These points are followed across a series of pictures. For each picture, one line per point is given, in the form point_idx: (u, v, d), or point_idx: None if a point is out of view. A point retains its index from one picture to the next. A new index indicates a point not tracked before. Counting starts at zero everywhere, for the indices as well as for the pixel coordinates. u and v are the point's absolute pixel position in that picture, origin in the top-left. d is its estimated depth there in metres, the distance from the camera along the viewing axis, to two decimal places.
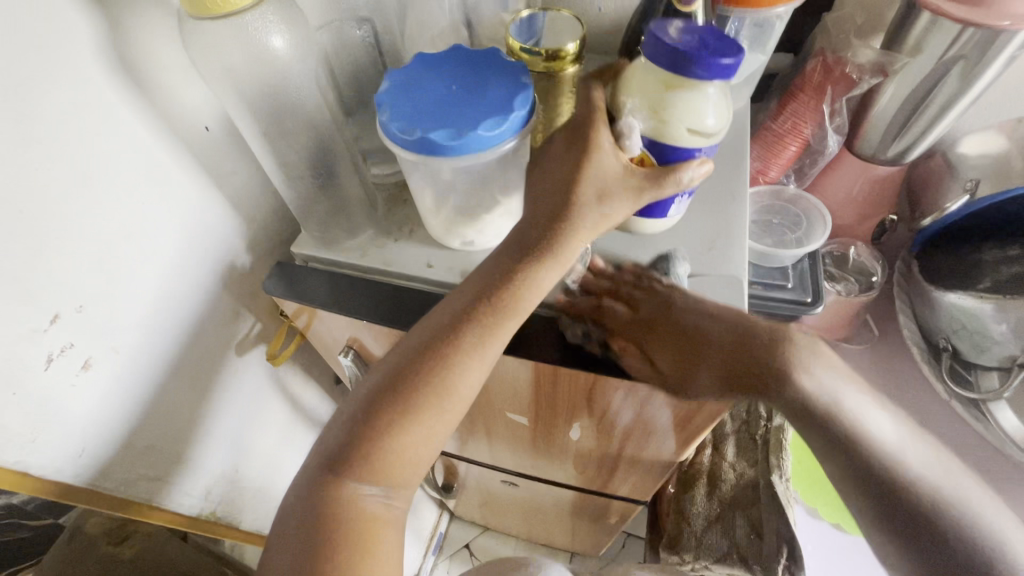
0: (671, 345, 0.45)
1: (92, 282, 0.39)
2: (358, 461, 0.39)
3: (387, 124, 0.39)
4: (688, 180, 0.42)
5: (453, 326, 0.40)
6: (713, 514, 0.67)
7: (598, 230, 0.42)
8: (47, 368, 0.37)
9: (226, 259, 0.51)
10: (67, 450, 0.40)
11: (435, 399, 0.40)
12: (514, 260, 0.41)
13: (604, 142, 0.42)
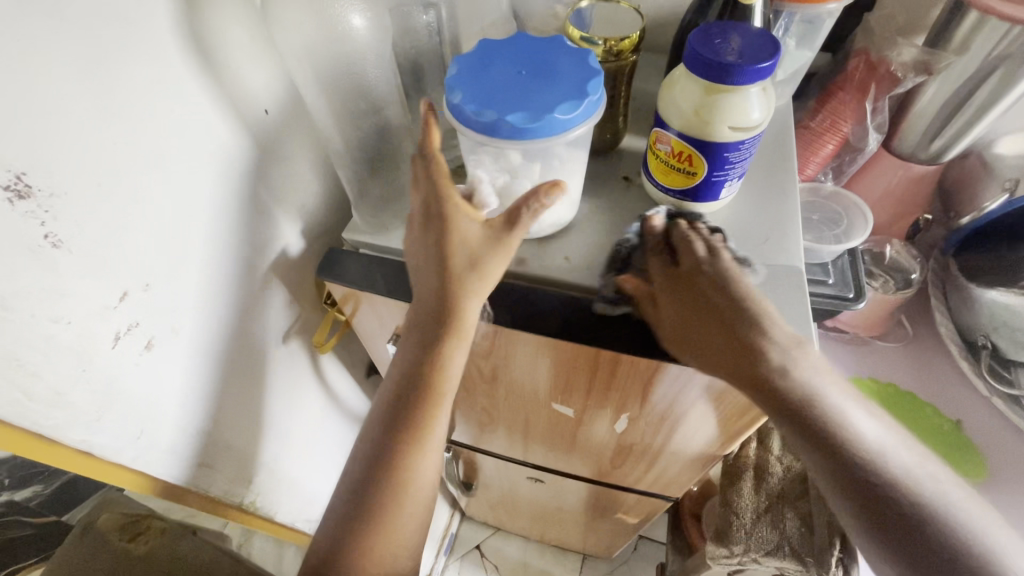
0: (689, 301, 0.45)
1: (158, 261, 0.38)
2: (376, 518, 0.46)
3: (459, 107, 0.39)
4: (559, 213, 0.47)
5: (398, 416, 0.46)
6: (761, 507, 0.67)
7: (487, 289, 0.42)
8: (114, 347, 0.36)
9: (278, 246, 0.51)
10: (126, 433, 0.40)
11: (411, 460, 0.47)
12: (425, 344, 0.44)
13: (461, 216, 0.42)
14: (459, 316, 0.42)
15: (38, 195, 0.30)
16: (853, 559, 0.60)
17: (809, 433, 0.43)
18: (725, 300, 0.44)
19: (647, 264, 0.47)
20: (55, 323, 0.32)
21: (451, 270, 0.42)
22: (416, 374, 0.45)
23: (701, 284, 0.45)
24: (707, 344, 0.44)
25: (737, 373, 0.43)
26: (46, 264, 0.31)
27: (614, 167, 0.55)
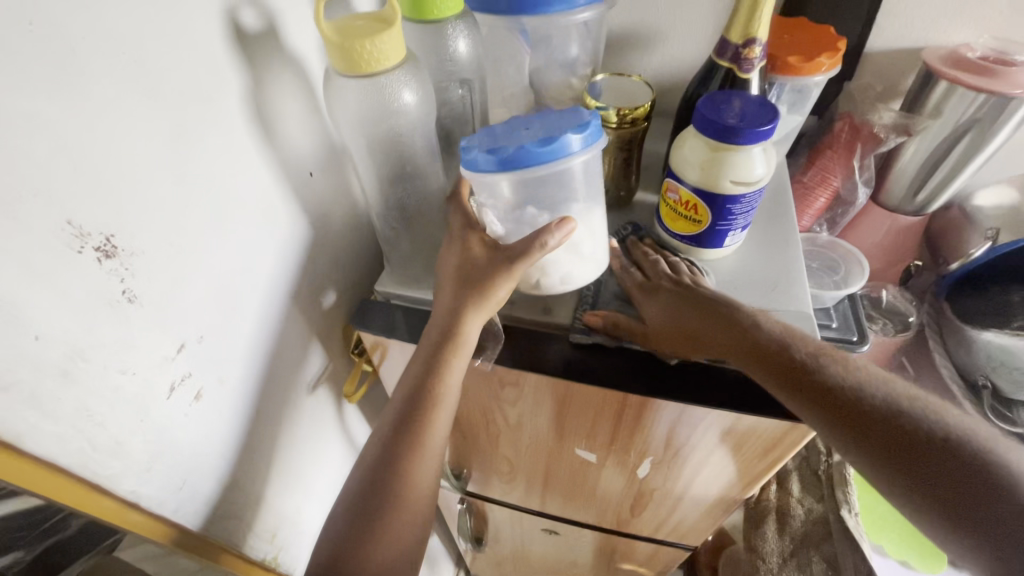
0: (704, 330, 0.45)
1: (212, 315, 0.41)
2: (378, 524, 0.42)
3: (467, 156, 0.42)
4: (552, 242, 0.41)
5: (400, 423, 0.44)
6: (787, 551, 0.72)
7: (490, 308, 0.45)
8: (169, 397, 0.38)
9: (315, 298, 0.53)
10: (170, 483, 0.40)
11: (408, 472, 0.43)
12: (433, 353, 0.45)
13: (476, 241, 0.46)
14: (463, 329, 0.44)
15: (121, 254, 0.32)
16: None
17: (772, 359, 0.42)
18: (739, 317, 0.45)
19: (628, 282, 0.51)
20: (122, 373, 0.34)
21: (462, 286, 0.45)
22: (418, 384, 0.44)
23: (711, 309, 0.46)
24: (704, 335, 0.45)
25: (726, 343, 0.44)
26: (121, 318, 0.33)
27: (628, 222, 0.59)
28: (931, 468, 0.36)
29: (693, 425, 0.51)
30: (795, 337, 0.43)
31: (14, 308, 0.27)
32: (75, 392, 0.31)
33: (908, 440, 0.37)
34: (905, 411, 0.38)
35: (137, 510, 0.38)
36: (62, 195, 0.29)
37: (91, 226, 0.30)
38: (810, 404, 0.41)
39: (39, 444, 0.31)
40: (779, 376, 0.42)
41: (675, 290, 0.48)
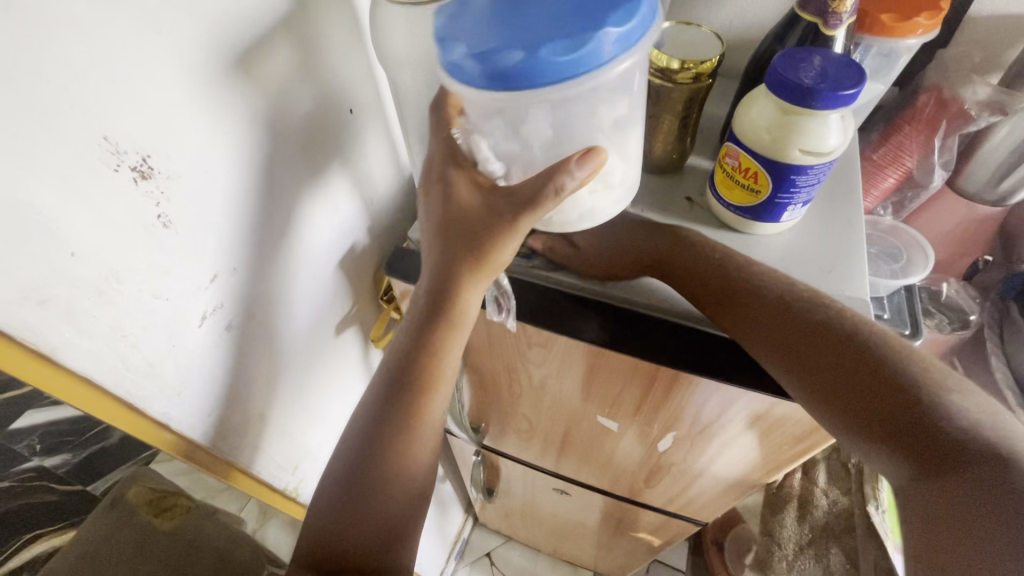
0: (733, 308, 0.43)
1: (246, 247, 0.40)
2: (397, 426, 0.42)
3: (467, 59, 0.32)
4: (572, 185, 0.37)
5: (388, 402, 0.42)
6: (804, 540, 0.81)
7: (486, 273, 0.42)
8: (201, 325, 0.38)
9: (347, 241, 0.53)
10: (198, 409, 0.41)
11: (400, 451, 0.42)
12: (423, 325, 0.43)
13: (461, 188, 0.42)
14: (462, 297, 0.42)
15: (157, 176, 0.32)
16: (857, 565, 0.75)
17: (749, 303, 0.42)
18: (779, 301, 0.42)
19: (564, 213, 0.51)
20: (155, 298, 0.34)
21: (454, 249, 0.42)
22: (409, 355, 0.43)
23: (749, 289, 0.43)
24: (690, 269, 0.45)
25: (704, 281, 0.45)
26: (155, 242, 0.33)
27: (677, 188, 0.56)
28: (899, 419, 0.36)
29: (723, 406, 0.50)
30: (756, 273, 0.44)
31: (53, 222, 0.27)
32: (109, 312, 0.32)
33: (873, 381, 0.37)
34: (891, 368, 0.37)
35: (165, 430, 0.39)
36: (99, 107, 0.28)
37: (128, 145, 0.30)
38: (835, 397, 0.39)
39: (74, 359, 0.31)
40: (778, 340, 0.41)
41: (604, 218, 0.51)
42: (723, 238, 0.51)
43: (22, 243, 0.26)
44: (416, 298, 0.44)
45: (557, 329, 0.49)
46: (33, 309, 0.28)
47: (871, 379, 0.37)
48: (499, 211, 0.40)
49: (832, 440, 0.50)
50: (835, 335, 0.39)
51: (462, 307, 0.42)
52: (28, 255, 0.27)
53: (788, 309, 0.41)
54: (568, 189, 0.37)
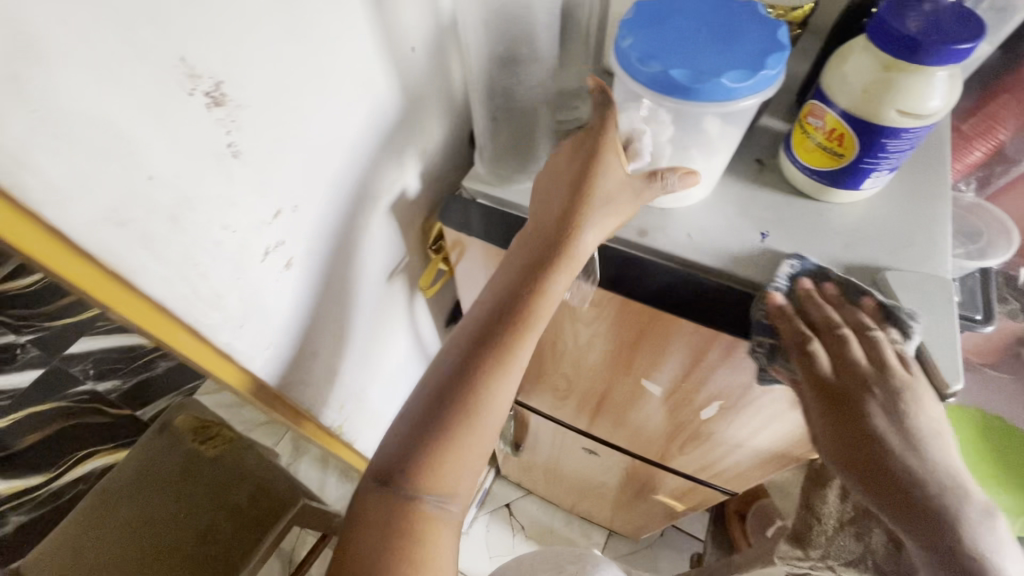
0: (833, 415, 0.41)
1: (307, 185, 0.40)
2: (494, 359, 0.42)
3: (665, 75, 0.37)
4: (674, 185, 0.44)
5: (486, 336, 0.42)
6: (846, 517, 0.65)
7: (605, 233, 0.43)
8: (263, 260, 0.39)
9: (400, 186, 0.52)
10: (258, 344, 0.42)
11: (493, 381, 0.42)
12: (538, 265, 0.42)
13: (609, 154, 0.43)
14: (575, 242, 0.42)
15: (229, 104, 0.31)
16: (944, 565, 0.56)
17: (816, 376, 0.42)
18: (867, 407, 0.40)
19: (829, 321, 0.42)
20: (223, 230, 0.34)
21: (585, 198, 0.43)
22: (517, 292, 0.42)
23: (859, 403, 0.41)
24: (841, 355, 0.41)
25: (798, 357, 0.42)
26: (225, 171, 0.33)
27: (745, 150, 0.53)
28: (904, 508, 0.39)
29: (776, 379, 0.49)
30: (837, 342, 0.41)
31: (130, 142, 0.27)
32: (182, 239, 0.32)
33: (888, 476, 0.40)
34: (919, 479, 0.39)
35: (227, 360, 0.41)
36: (176, 25, 0.27)
37: (203, 69, 0.29)
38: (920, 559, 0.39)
39: (149, 284, 0.32)
40: (830, 403, 0.41)
41: (829, 318, 0.42)
42: (794, 205, 0.48)
43: (104, 162, 0.26)
44: (530, 239, 0.44)
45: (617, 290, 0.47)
46: (114, 230, 0.28)
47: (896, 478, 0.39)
48: (631, 185, 0.43)
49: None
50: (867, 420, 0.40)
51: (568, 256, 0.42)
52: (109, 176, 0.27)
53: (864, 401, 0.40)
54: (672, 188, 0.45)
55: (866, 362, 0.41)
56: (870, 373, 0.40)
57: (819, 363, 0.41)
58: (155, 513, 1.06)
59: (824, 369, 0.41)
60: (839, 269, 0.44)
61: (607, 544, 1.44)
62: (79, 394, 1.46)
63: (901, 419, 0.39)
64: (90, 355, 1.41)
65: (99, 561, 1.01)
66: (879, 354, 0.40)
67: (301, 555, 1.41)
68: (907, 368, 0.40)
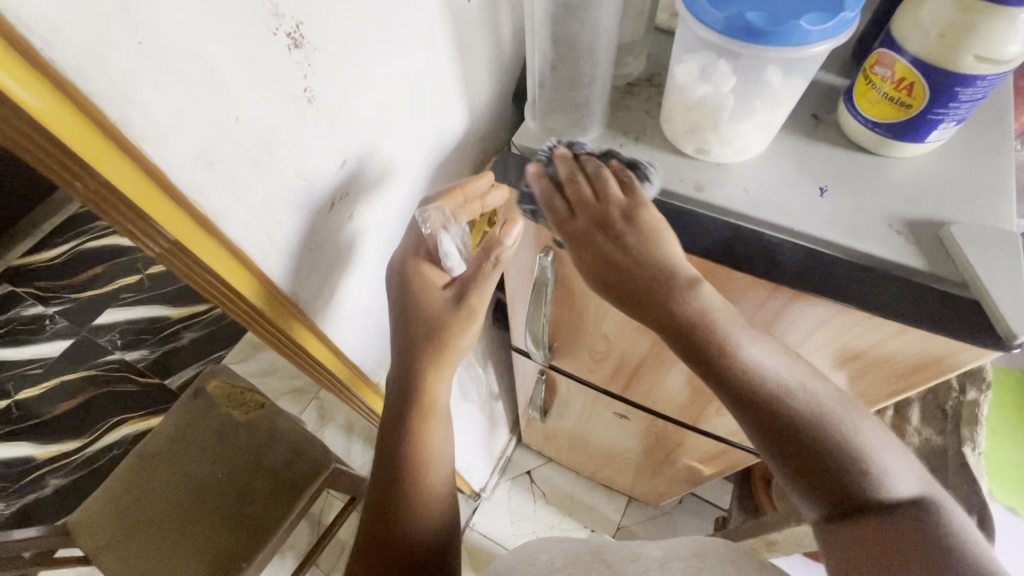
0: (579, 250, 0.45)
1: (371, 134, 0.40)
2: (405, 454, 0.52)
3: (738, 18, 0.36)
4: (508, 248, 0.48)
5: (393, 443, 0.52)
6: None
7: (448, 353, 0.51)
8: (330, 210, 0.39)
9: (449, 144, 0.51)
10: (317, 294, 0.44)
11: (416, 468, 0.52)
12: (406, 386, 0.52)
13: (431, 276, 0.49)
14: (425, 368, 0.51)
15: (307, 46, 0.31)
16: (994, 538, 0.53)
17: (568, 220, 0.46)
18: (605, 236, 0.44)
19: (570, 174, 0.46)
20: (297, 177, 0.35)
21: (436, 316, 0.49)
22: (401, 410, 0.52)
23: (595, 235, 0.44)
24: (577, 198, 0.46)
25: (550, 206, 0.46)
26: (301, 117, 0.33)
27: (800, 104, 0.52)
28: (701, 357, 0.41)
29: (830, 336, 0.48)
30: (570, 182, 0.46)
31: (220, 81, 0.27)
32: (261, 183, 0.32)
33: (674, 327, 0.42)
34: (700, 321, 0.41)
35: (292, 310, 0.42)
36: None
37: (285, 8, 0.29)
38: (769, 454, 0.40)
39: (229, 227, 0.33)
40: (578, 242, 0.45)
41: (582, 174, 0.46)
42: (852, 160, 0.48)
43: (197, 100, 0.26)
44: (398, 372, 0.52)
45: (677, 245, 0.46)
46: (201, 170, 0.29)
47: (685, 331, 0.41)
48: (475, 301, 0.50)
49: (941, 378, 0.48)
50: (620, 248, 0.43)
51: (430, 379, 0.51)
52: (200, 114, 0.27)
53: (598, 232, 0.44)
54: (506, 255, 0.49)
55: (588, 189, 0.46)
56: (597, 203, 0.45)
57: (558, 207, 0.46)
58: (193, 475, 1.10)
59: (563, 212, 0.46)
60: (901, 223, 0.44)
61: (627, 510, 1.47)
62: (110, 363, 1.57)
63: (631, 239, 0.43)
64: (118, 324, 1.62)
65: (143, 521, 1.05)
66: (605, 188, 0.45)
67: (329, 517, 1.46)
68: (630, 195, 0.45)
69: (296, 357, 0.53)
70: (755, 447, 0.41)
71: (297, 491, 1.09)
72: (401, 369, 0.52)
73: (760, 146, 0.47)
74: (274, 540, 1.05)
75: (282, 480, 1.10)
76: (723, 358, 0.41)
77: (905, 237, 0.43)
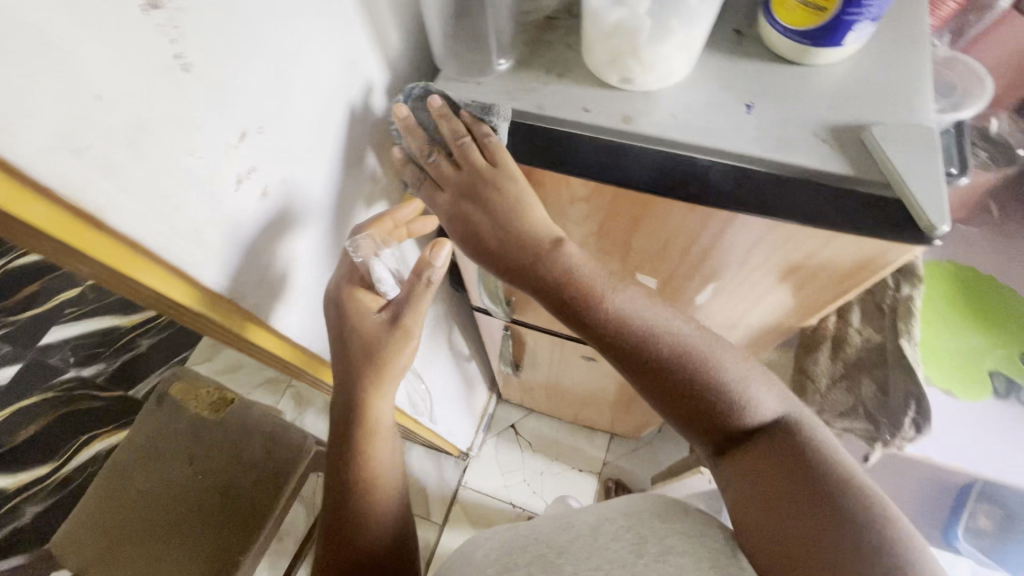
0: (453, 220, 0.48)
1: (268, 99, 0.36)
2: (355, 461, 0.57)
3: None
4: (439, 265, 0.48)
5: (344, 452, 0.58)
6: (838, 373, 0.63)
7: (386, 375, 0.55)
8: (237, 188, 0.37)
9: (365, 103, 0.48)
10: (242, 280, 0.41)
11: (370, 471, 0.57)
12: (349, 403, 0.57)
13: (366, 305, 0.52)
14: (366, 391, 0.56)
15: (167, 4, 0.27)
16: (928, 418, 0.57)
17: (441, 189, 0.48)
18: (479, 207, 0.47)
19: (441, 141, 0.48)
20: (190, 156, 0.32)
21: (376, 339, 0.53)
22: (348, 423, 0.57)
23: (463, 201, 0.47)
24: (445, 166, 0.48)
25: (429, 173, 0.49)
26: (178, 88, 0.30)
27: (722, 20, 0.50)
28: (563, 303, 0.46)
29: (768, 250, 0.49)
30: (433, 146, 0.48)
31: (64, 52, 0.24)
32: (145, 167, 0.30)
33: (547, 286, 0.47)
34: (567, 278, 0.46)
35: (219, 303, 0.40)
36: None
37: None
38: (664, 405, 0.48)
39: (118, 219, 0.30)
40: (451, 213, 0.48)
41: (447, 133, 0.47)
42: (776, 72, 0.47)
43: (39, 78, 0.23)
44: (342, 391, 0.57)
45: (612, 181, 0.46)
46: (68, 159, 0.26)
47: (551, 286, 0.46)
48: (410, 326, 0.53)
49: (876, 278, 0.50)
50: (481, 215, 0.47)
51: (373, 399, 0.56)
52: (47, 93, 0.24)
53: (469, 201, 0.47)
54: (438, 276, 0.50)
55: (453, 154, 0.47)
56: (462, 167, 0.47)
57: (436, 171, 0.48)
58: (173, 479, 1.08)
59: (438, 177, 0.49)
60: (825, 131, 0.44)
61: (610, 447, 1.53)
62: (66, 381, 1.50)
63: (493, 207, 0.46)
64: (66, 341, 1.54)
65: (129, 531, 1.04)
66: (465, 150, 0.46)
67: (322, 498, 1.47)
68: (486, 148, 0.46)
69: (249, 351, 0.52)
70: (643, 392, 0.48)
71: (281, 482, 1.08)
72: (345, 389, 0.57)
73: (685, 69, 0.46)
74: (266, 529, 1.04)
75: (262, 472, 1.08)
76: (585, 305, 0.46)
77: (830, 144, 0.43)
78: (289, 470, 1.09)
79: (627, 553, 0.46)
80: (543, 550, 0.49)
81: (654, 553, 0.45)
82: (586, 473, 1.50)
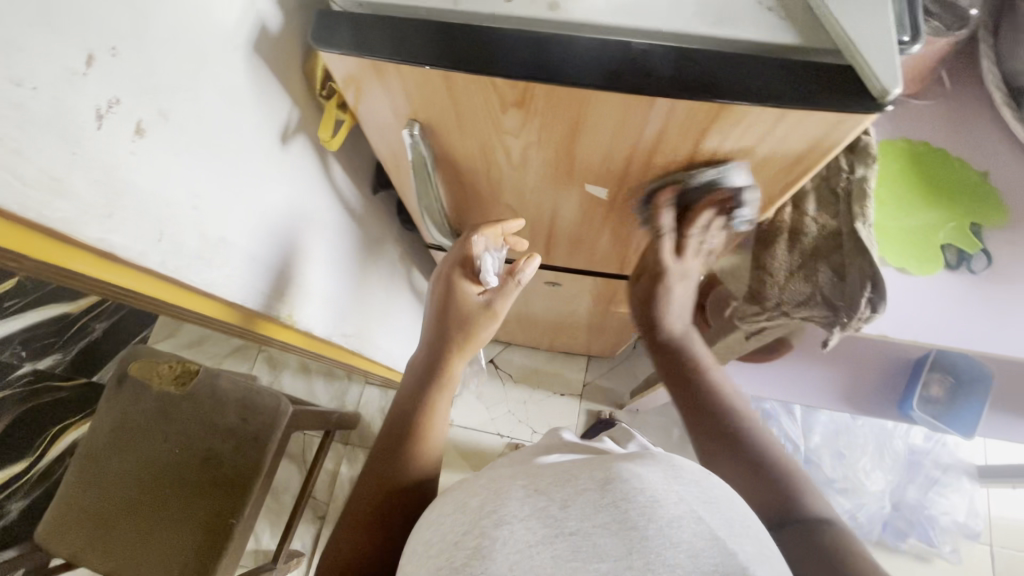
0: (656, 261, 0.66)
1: (114, 10, 0.30)
2: (418, 407, 0.56)
3: None
4: (527, 274, 0.61)
5: (417, 400, 0.57)
6: (796, 264, 0.62)
7: (474, 340, 0.61)
8: (100, 126, 0.31)
9: (252, 16, 0.41)
10: (139, 236, 0.36)
11: (431, 421, 0.55)
12: (435, 354, 0.60)
13: (468, 285, 0.61)
14: (460, 339, 0.60)
15: None
16: (884, 297, 0.57)
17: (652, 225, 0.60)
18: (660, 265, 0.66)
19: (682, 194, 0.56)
20: (20, 87, 0.26)
21: (470, 303, 0.60)
22: (429, 368, 0.59)
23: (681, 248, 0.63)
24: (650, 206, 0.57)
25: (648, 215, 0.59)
26: None
27: None
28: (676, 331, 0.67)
29: (716, 139, 0.46)
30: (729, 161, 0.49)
31: None
32: None
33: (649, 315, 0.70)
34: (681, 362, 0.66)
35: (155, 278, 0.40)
36: None
37: None
38: (704, 447, 0.60)
39: None
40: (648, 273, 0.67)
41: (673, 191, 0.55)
42: None
43: None
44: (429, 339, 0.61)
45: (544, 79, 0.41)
46: None
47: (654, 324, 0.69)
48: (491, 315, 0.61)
49: (828, 156, 0.49)
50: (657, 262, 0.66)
51: (456, 355, 0.60)
52: None
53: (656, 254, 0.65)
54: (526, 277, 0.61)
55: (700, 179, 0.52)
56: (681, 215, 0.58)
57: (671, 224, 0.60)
58: (150, 456, 1.06)
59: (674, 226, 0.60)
60: None
61: (587, 368, 1.56)
62: (23, 376, 1.40)
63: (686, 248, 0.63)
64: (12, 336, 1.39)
65: (116, 512, 1.03)
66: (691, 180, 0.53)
67: (311, 455, 1.48)
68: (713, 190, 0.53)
69: (182, 313, 0.50)
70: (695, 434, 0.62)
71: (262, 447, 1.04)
72: (434, 339, 0.61)
73: None
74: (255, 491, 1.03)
75: (237, 440, 1.05)
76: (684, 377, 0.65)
77: (777, 12, 0.38)
78: (265, 435, 1.05)
79: (638, 515, 0.33)
80: (543, 503, 0.35)
81: (667, 519, 0.33)
82: (567, 397, 1.53)
